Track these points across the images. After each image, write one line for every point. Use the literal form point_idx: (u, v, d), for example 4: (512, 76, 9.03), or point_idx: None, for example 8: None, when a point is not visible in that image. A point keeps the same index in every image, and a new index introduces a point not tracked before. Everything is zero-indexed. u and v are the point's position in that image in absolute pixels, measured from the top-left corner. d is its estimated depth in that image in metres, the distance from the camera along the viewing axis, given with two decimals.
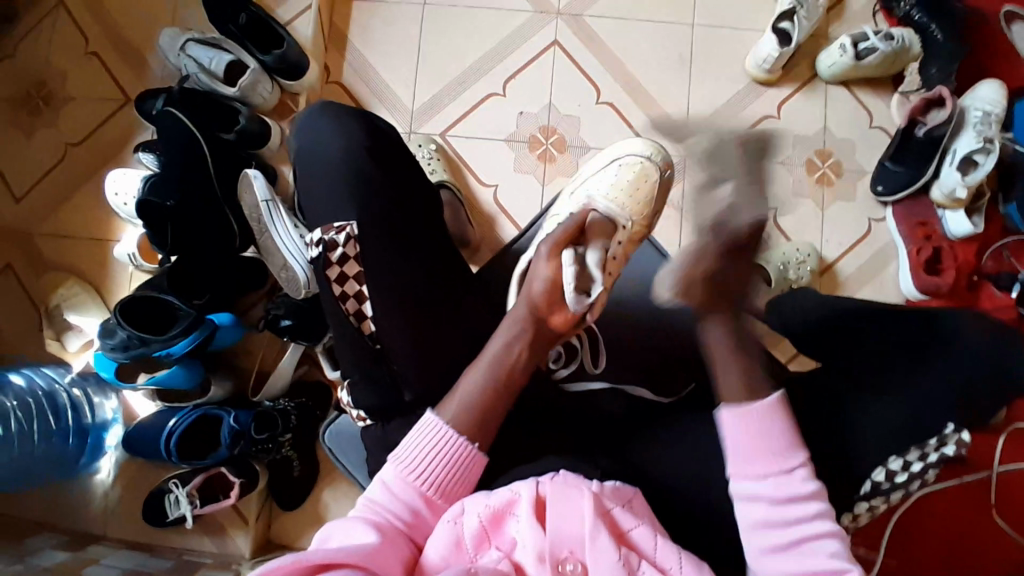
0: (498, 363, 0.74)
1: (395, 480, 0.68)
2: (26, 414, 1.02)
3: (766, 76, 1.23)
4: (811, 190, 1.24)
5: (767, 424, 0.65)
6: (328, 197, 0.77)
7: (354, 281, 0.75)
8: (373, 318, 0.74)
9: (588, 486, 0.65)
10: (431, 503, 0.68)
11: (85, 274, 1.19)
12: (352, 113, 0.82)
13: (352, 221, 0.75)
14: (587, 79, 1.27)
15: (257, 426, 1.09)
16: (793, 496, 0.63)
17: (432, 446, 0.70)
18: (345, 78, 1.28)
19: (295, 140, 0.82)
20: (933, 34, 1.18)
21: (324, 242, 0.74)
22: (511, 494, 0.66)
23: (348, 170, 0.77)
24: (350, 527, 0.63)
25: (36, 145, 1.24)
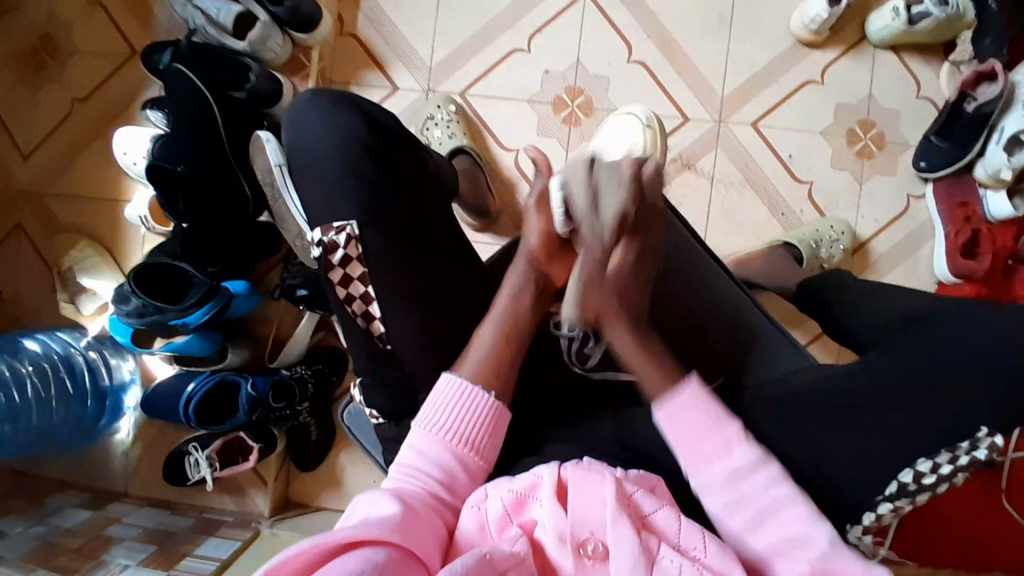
0: (510, 319, 0.73)
1: (423, 448, 0.66)
2: (43, 379, 1.01)
3: (811, 37, 1.14)
4: (850, 163, 1.17)
5: (696, 407, 0.65)
6: (324, 194, 0.72)
7: (359, 284, 0.71)
8: (379, 318, 0.71)
9: (611, 471, 0.61)
10: (463, 463, 0.66)
11: (97, 235, 1.17)
12: (342, 99, 0.75)
13: (351, 220, 0.71)
14: (619, 36, 1.18)
15: (276, 394, 1.10)
16: (739, 469, 0.62)
17: (459, 408, 0.68)
18: (360, 29, 1.20)
19: (287, 132, 0.76)
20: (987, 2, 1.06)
21: (324, 243, 0.71)
22: (534, 478, 0.62)
23: (349, 163, 0.72)
24: (377, 499, 0.60)
25: (40, 99, 1.19)
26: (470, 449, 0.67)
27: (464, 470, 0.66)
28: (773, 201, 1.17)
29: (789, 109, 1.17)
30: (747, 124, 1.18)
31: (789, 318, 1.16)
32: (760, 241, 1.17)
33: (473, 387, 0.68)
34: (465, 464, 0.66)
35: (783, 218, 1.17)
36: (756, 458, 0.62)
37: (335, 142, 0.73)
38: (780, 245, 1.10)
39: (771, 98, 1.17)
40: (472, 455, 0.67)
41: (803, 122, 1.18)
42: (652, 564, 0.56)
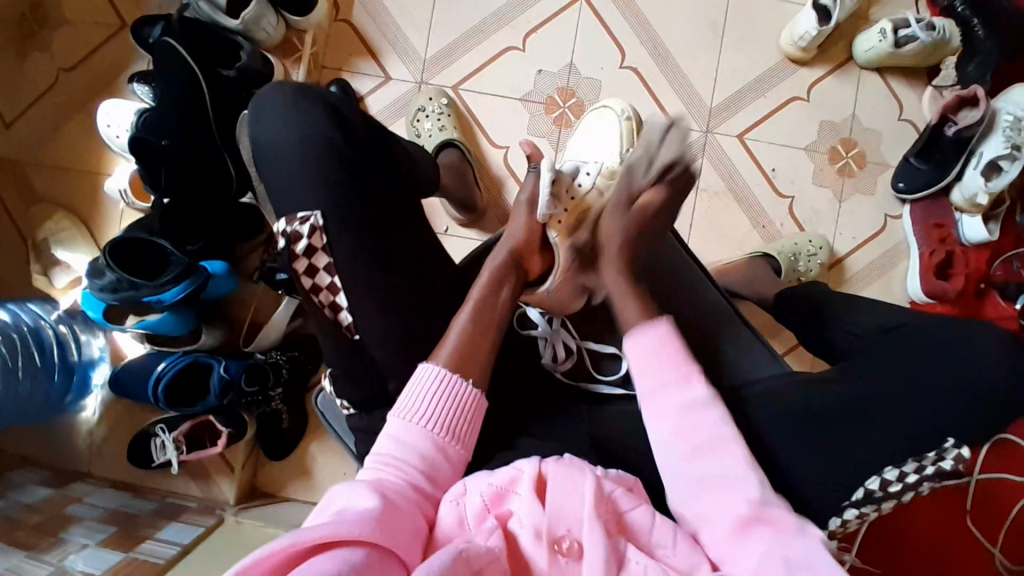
0: (480, 308, 0.73)
1: (401, 437, 0.65)
2: (12, 349, 0.98)
3: (800, 54, 1.17)
4: (831, 180, 1.20)
5: (657, 347, 0.68)
6: (301, 178, 0.71)
7: (325, 274, 0.70)
8: (345, 307, 0.70)
9: (591, 469, 0.61)
10: (442, 450, 0.65)
11: (74, 208, 1.14)
12: (306, 92, 0.75)
13: (316, 211, 0.71)
14: (613, 41, 1.19)
15: (249, 377, 1.08)
16: (693, 399, 0.65)
17: (436, 395, 0.67)
18: (356, 17, 1.19)
19: (253, 128, 0.75)
20: (975, 29, 1.11)
21: (288, 234, 0.70)
22: (514, 471, 0.61)
23: (327, 150, 0.72)
24: (354, 491, 0.59)
25: (22, 64, 1.16)
26: (449, 438, 0.66)
27: (444, 459, 0.65)
28: (755, 213, 1.19)
29: (774, 124, 1.20)
30: (733, 136, 1.20)
31: (766, 330, 1.18)
32: (740, 252, 1.19)
33: (447, 373, 0.68)
34: (444, 454, 0.65)
35: (763, 230, 1.19)
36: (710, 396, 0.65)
37: (304, 132, 0.72)
38: (760, 255, 1.12)
39: (758, 112, 1.20)
40: (450, 444, 0.66)
41: (788, 138, 1.20)
42: (622, 566, 0.56)
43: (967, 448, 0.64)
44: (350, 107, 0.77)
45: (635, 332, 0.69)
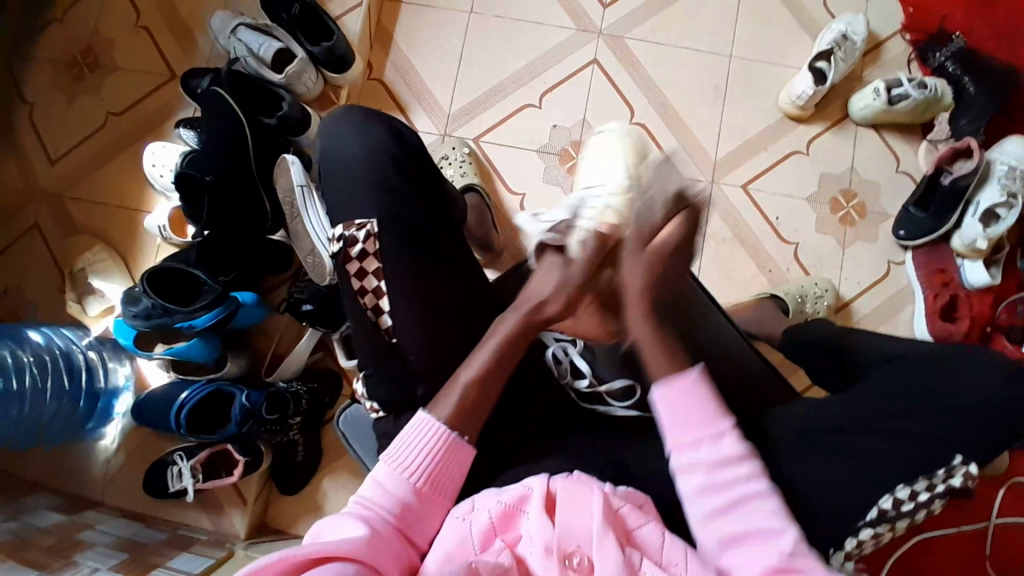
0: (483, 367, 0.71)
1: (383, 482, 0.66)
2: (42, 370, 1.02)
3: (798, 112, 1.26)
4: (834, 229, 1.25)
5: (691, 395, 0.67)
6: (354, 193, 0.78)
7: (373, 278, 0.75)
8: (387, 311, 0.74)
9: (599, 486, 0.64)
10: (431, 498, 0.67)
11: (113, 241, 1.21)
12: (378, 117, 0.82)
13: (372, 220, 0.76)
14: (623, 99, 1.29)
15: (269, 406, 1.10)
16: (722, 460, 0.64)
17: (417, 442, 0.68)
18: (387, 76, 1.30)
19: (320, 143, 0.82)
20: (965, 87, 1.23)
21: (345, 237, 0.76)
22: (523, 489, 0.65)
23: (379, 167, 0.78)
24: (340, 523, 0.62)
25: (76, 109, 1.27)
26: (428, 484, 0.67)
27: (433, 504, 0.67)
28: (761, 257, 1.24)
29: (776, 176, 1.27)
30: (737, 186, 1.27)
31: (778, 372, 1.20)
32: (748, 294, 1.23)
33: (428, 421, 0.69)
34: (422, 499, 0.66)
35: (770, 274, 1.24)
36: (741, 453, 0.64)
37: (365, 147, 0.79)
38: (768, 296, 1.16)
39: (761, 165, 1.27)
40: (429, 491, 0.67)
41: (791, 189, 1.26)
42: None
43: (975, 465, 0.67)
44: (412, 137, 0.84)
45: (666, 378, 0.68)
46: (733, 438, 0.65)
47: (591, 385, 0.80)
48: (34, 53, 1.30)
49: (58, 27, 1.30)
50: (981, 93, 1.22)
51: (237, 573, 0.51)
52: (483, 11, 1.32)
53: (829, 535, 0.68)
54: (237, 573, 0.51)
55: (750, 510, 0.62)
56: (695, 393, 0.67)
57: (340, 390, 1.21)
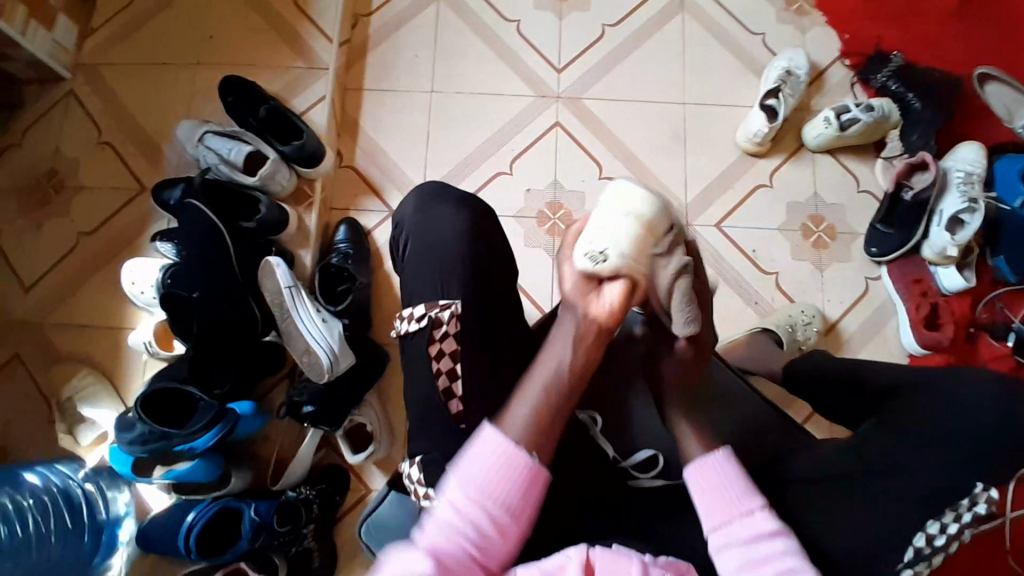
0: (551, 379, 0.65)
1: (459, 504, 0.62)
2: (43, 512, 0.95)
3: (756, 148, 1.31)
4: (809, 253, 1.30)
5: (724, 475, 0.68)
6: (431, 275, 0.77)
7: (450, 359, 0.73)
8: (460, 395, 0.72)
9: (638, 556, 0.63)
10: (494, 522, 0.62)
11: (97, 364, 1.17)
12: (469, 199, 0.83)
13: (456, 300, 0.75)
14: (590, 157, 1.33)
15: (281, 517, 1.07)
16: (758, 534, 0.64)
17: (498, 469, 0.62)
18: (358, 162, 1.32)
19: (408, 218, 0.82)
20: (911, 102, 1.30)
21: (429, 318, 0.74)
22: (562, 557, 0.63)
23: (470, 244, 0.78)
24: (410, 558, 0.60)
25: (45, 234, 1.24)
26: (507, 513, 0.62)
27: (501, 533, 0.62)
28: (745, 291, 1.28)
29: (746, 211, 1.31)
30: (712, 225, 1.31)
31: (780, 401, 1.22)
32: (740, 328, 1.26)
33: (513, 448, 0.62)
34: (501, 528, 0.62)
35: (757, 305, 1.27)
36: (775, 528, 0.65)
37: (459, 225, 0.79)
38: (760, 330, 1.19)
39: (730, 201, 1.31)
40: (510, 522, 0.62)
41: (762, 220, 1.31)
42: None
43: (994, 489, 0.70)
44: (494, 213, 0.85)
45: (696, 460, 0.69)
46: (767, 517, 0.66)
47: (614, 460, 0.83)
48: None
49: (19, 151, 1.28)
50: (927, 107, 1.29)
51: None
52: (443, 89, 1.35)
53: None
54: None
55: None
56: (731, 469, 0.68)
57: (350, 487, 1.18)
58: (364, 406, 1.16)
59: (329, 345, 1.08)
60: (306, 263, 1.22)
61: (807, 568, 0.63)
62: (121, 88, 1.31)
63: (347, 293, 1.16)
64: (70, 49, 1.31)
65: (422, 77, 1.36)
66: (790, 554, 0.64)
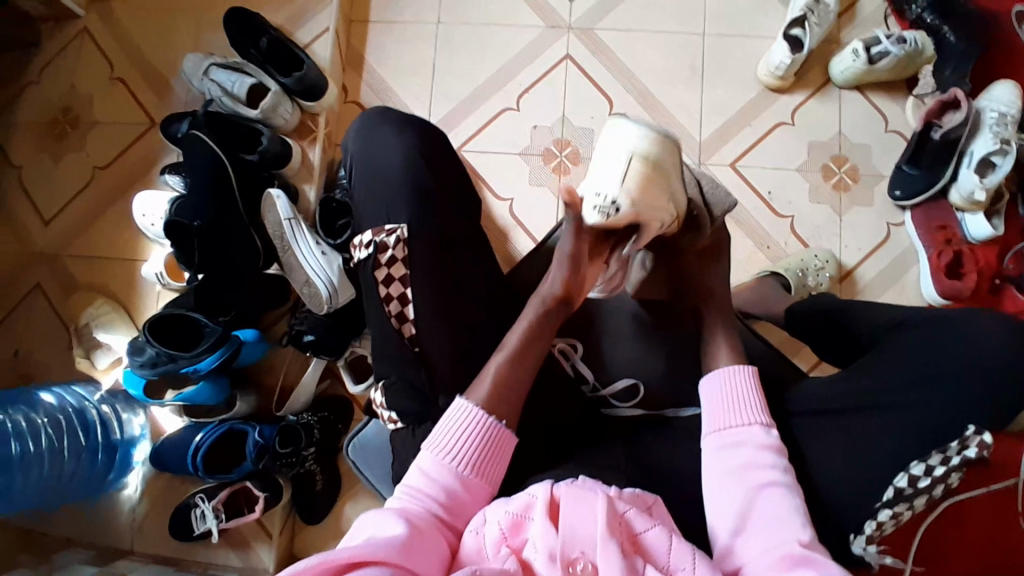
0: (515, 348, 0.73)
1: (430, 469, 0.67)
2: (57, 430, 1.04)
3: (778, 83, 1.24)
4: (828, 197, 1.23)
5: (736, 386, 0.72)
6: (377, 202, 0.76)
7: (399, 284, 0.73)
8: (413, 319, 0.72)
9: (602, 490, 0.62)
10: (463, 482, 0.66)
11: (113, 294, 1.22)
12: (412, 122, 0.81)
13: (402, 224, 0.74)
14: (601, 93, 1.28)
15: (282, 439, 1.11)
16: (760, 447, 0.67)
17: (466, 430, 0.68)
18: (363, 97, 1.30)
19: (352, 148, 0.81)
20: (947, 36, 1.19)
21: (375, 244, 0.74)
22: (528, 496, 0.63)
23: (415, 168, 0.77)
24: (382, 518, 0.61)
25: (63, 168, 1.28)
26: (476, 475, 0.67)
27: (467, 493, 0.66)
28: (757, 234, 1.23)
29: (763, 151, 1.25)
30: (725, 165, 1.25)
31: (785, 348, 1.19)
32: (748, 272, 1.21)
33: (479, 412, 0.69)
34: (470, 490, 0.67)
35: (769, 251, 1.22)
36: (773, 445, 0.67)
37: (401, 151, 0.78)
38: (768, 274, 1.15)
39: (747, 140, 1.25)
40: (478, 483, 0.67)
41: (779, 161, 1.25)
42: None
43: (988, 433, 0.67)
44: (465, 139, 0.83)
45: (717, 368, 0.74)
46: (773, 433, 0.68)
47: (593, 389, 0.84)
48: (9, 117, 1.31)
49: (35, 87, 1.31)
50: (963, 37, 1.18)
51: None
52: (450, 21, 1.31)
53: (837, 526, 0.70)
54: None
55: (763, 498, 0.63)
56: (750, 384, 0.72)
57: (354, 417, 1.21)
58: (365, 336, 1.17)
59: (329, 277, 1.10)
60: (310, 198, 1.23)
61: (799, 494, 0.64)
62: (130, 24, 1.32)
63: (346, 227, 1.16)
64: None
65: (428, 8, 1.32)
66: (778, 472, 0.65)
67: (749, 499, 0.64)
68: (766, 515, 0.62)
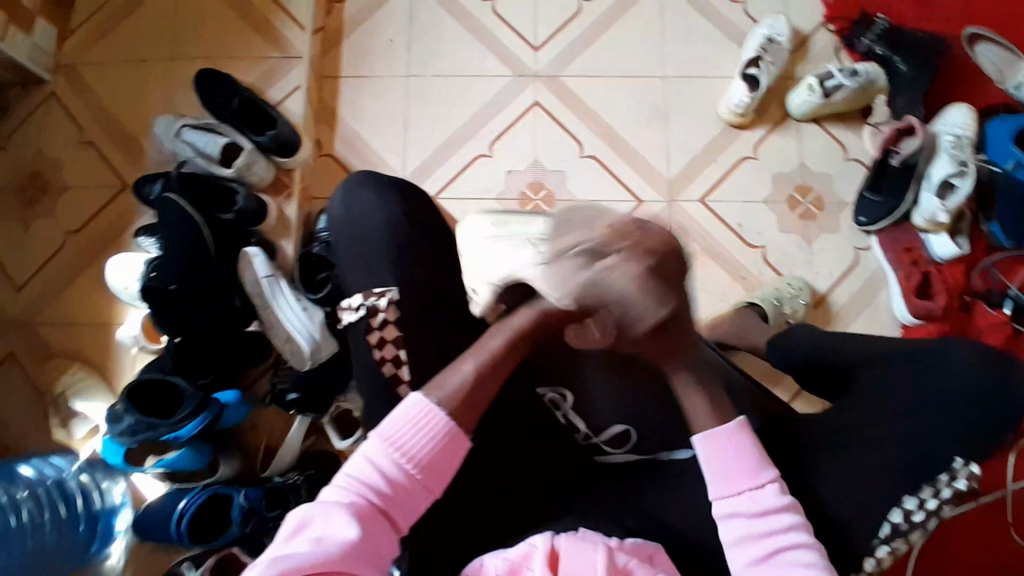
0: (486, 352, 0.69)
1: (374, 461, 0.63)
2: (37, 504, 1.01)
3: (739, 119, 1.28)
4: (797, 226, 1.27)
5: (734, 445, 0.69)
6: (362, 268, 0.78)
7: (393, 345, 0.73)
8: (408, 379, 0.72)
9: (602, 542, 0.64)
10: (409, 476, 0.63)
11: (89, 360, 1.20)
12: (393, 187, 0.86)
13: (391, 287, 0.75)
14: (571, 136, 1.31)
15: (268, 502, 1.08)
16: (768, 508, 0.67)
17: (417, 426, 0.64)
18: (337, 149, 1.32)
19: (338, 215, 0.85)
20: (897, 66, 1.26)
21: (366, 307, 0.75)
22: (527, 546, 0.64)
23: (399, 234, 0.81)
24: (330, 513, 0.60)
25: (33, 235, 1.26)
26: (423, 471, 0.64)
27: (413, 489, 0.63)
28: (732, 265, 1.25)
29: (732, 184, 1.28)
30: (696, 201, 1.28)
31: (769, 376, 1.21)
32: (726, 303, 1.23)
33: (433, 409, 0.65)
34: (415, 483, 0.63)
35: (745, 281, 1.25)
36: (782, 504, 0.67)
37: (385, 218, 0.82)
38: (747, 305, 1.17)
39: (715, 175, 1.29)
40: (425, 478, 0.63)
41: (748, 194, 1.28)
42: None
43: (975, 467, 0.69)
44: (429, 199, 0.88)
45: (705, 430, 0.71)
46: (776, 488, 0.68)
47: (586, 437, 0.82)
48: None
49: (2, 155, 1.30)
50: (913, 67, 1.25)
51: None
52: (419, 73, 1.34)
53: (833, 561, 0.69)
54: None
55: (784, 559, 0.65)
56: (743, 445, 0.69)
57: None
58: (349, 391, 1.15)
59: (311, 333, 1.10)
60: (289, 253, 1.23)
61: (814, 545, 0.66)
62: (99, 88, 1.32)
63: (326, 281, 1.16)
64: (48, 50, 1.32)
65: (398, 61, 1.35)
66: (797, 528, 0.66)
67: (765, 560, 0.65)
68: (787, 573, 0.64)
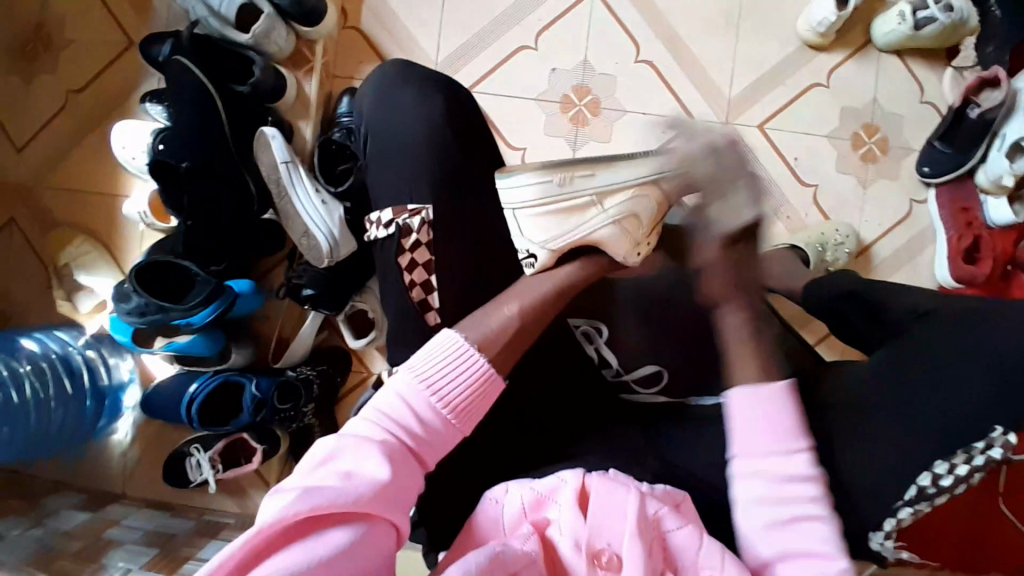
0: (528, 300, 0.69)
1: (409, 400, 0.59)
2: (42, 379, 0.98)
3: (818, 40, 1.14)
4: (856, 167, 1.18)
5: (775, 406, 0.62)
6: (398, 179, 0.76)
7: (422, 271, 0.73)
8: (435, 307, 0.73)
9: (636, 486, 0.62)
10: (444, 421, 0.60)
11: (93, 232, 1.13)
12: (436, 83, 0.80)
13: (426, 206, 0.74)
14: (628, 36, 1.17)
15: (281, 395, 1.07)
16: (792, 474, 0.61)
17: (456, 370, 0.62)
18: (365, 24, 1.18)
19: (371, 107, 0.80)
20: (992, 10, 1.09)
21: (397, 225, 0.75)
22: (556, 480, 0.64)
23: (437, 134, 0.77)
24: (360, 448, 0.56)
25: (32, 90, 1.15)
26: (458, 416, 0.61)
27: (444, 434, 0.60)
28: (779, 203, 1.18)
29: (796, 113, 1.18)
30: (753, 127, 1.18)
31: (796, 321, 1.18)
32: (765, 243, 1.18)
33: (473, 352, 0.63)
34: (448, 428, 0.60)
35: (788, 221, 1.18)
36: (813, 472, 0.61)
37: (421, 118, 0.77)
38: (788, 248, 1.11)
39: (780, 100, 1.17)
40: (457, 424, 0.61)
41: (810, 126, 1.18)
42: None
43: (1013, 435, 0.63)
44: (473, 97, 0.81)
45: (750, 384, 0.63)
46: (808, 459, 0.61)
47: (617, 373, 0.79)
48: None
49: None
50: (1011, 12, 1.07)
51: (250, 528, 0.49)
52: None
53: None
54: (250, 529, 0.49)
55: (804, 528, 0.60)
56: (785, 406, 0.62)
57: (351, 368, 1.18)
58: (368, 291, 1.12)
59: (330, 231, 1.03)
60: (307, 136, 1.13)
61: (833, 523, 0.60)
62: None
63: (348, 174, 1.08)
64: None
65: None
66: (818, 500, 0.61)
67: (784, 524, 0.60)
68: (801, 548, 0.60)
